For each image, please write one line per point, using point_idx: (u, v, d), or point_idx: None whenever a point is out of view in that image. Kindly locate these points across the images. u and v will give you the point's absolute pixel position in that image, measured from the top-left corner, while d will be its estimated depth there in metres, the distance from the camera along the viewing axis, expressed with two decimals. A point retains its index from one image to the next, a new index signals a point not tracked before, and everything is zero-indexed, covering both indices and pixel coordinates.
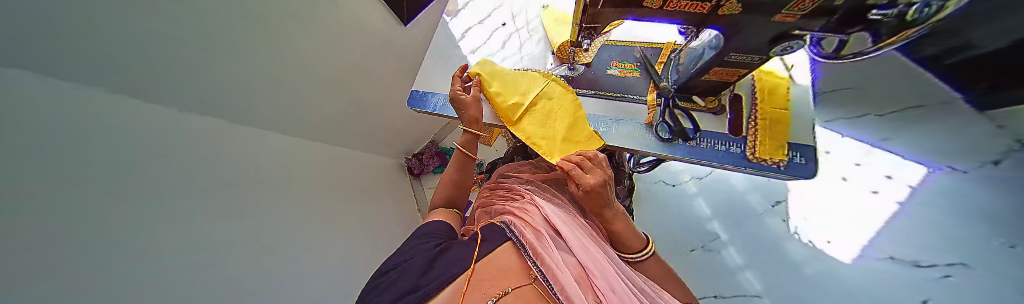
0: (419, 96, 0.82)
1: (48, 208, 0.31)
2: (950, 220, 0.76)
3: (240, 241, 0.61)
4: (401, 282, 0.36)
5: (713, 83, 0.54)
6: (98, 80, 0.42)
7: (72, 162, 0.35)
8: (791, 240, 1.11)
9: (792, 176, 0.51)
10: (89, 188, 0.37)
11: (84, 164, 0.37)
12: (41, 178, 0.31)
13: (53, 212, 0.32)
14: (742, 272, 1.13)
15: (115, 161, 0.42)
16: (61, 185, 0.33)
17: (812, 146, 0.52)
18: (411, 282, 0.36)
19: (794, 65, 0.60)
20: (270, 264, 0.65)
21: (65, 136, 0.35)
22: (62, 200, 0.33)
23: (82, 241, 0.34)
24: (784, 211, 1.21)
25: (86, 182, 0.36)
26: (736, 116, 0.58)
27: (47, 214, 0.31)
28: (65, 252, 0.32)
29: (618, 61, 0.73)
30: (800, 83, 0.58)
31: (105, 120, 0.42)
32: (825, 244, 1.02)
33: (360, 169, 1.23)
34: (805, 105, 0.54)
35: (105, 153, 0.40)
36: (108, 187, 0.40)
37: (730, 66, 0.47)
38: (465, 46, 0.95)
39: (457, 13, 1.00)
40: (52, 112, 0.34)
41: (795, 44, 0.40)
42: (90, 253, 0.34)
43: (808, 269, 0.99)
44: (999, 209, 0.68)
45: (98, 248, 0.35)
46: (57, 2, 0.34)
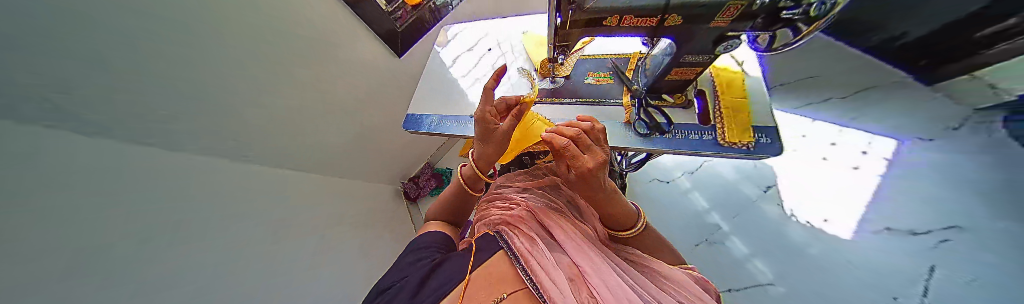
0: (415, 118, 0.88)
1: (49, 254, 0.31)
2: (939, 189, 0.87)
3: (237, 278, 0.59)
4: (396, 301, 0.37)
5: (677, 81, 0.61)
6: (94, 125, 0.43)
7: (70, 204, 0.36)
8: (791, 223, 1.12)
9: (762, 155, 0.55)
10: (86, 228, 0.37)
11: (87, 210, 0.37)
12: (37, 221, 0.31)
13: (51, 253, 0.32)
14: (752, 262, 1.10)
15: (116, 203, 0.43)
16: (60, 225, 0.34)
17: (773, 127, 0.58)
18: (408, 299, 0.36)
19: (744, 61, 0.70)
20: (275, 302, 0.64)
21: (65, 180, 0.36)
22: (60, 241, 0.33)
23: (89, 285, 0.34)
24: (779, 194, 1.20)
25: (95, 223, 0.38)
26: (703, 107, 0.64)
27: (45, 263, 0.31)
28: (66, 289, 0.32)
29: (593, 71, 0.81)
30: (752, 75, 0.66)
31: (98, 164, 0.43)
32: (823, 223, 1.06)
33: (362, 200, 1.26)
34: (758, 92, 0.63)
35: (112, 198, 0.42)
36: (108, 226, 0.40)
37: (687, 66, 0.54)
38: (454, 70, 1.01)
39: (447, 44, 1.09)
40: (53, 163, 0.35)
41: (734, 43, 0.47)
42: (90, 290, 0.34)
43: (813, 249, 1.03)
44: (992, 179, 0.78)
45: (96, 287, 0.35)
46: (79, 61, 0.37)
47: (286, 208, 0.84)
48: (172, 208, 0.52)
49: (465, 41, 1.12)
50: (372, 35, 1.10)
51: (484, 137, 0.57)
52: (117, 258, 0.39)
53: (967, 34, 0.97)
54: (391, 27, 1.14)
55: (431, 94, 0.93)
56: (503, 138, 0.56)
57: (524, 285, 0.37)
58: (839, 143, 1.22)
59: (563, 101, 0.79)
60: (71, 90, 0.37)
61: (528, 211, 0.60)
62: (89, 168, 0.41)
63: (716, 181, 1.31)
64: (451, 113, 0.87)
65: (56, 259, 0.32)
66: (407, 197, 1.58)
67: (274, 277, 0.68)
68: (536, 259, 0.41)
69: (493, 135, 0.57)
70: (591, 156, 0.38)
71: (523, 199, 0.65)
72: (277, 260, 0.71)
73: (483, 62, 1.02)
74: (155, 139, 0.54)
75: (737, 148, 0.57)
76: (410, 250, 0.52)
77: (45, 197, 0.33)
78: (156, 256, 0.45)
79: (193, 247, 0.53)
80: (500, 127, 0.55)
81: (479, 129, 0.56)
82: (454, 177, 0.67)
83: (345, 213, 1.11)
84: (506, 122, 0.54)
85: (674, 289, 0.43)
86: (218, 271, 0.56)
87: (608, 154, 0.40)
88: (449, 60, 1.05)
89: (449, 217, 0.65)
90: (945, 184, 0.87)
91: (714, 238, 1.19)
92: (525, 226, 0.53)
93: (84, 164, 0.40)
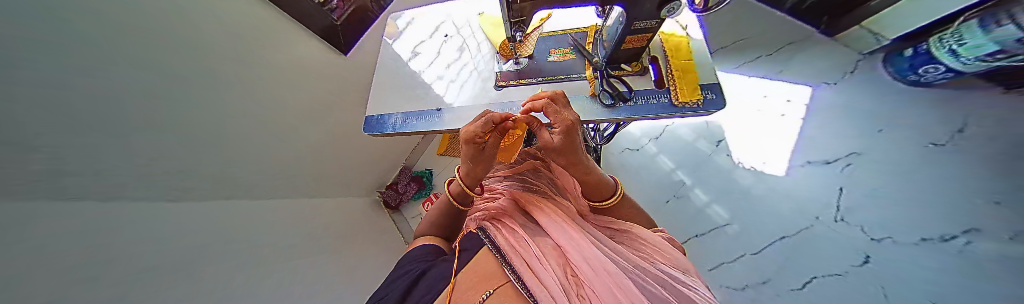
0: (376, 120, 0.81)
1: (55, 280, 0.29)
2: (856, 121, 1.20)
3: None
4: None
5: (633, 50, 0.64)
6: (99, 150, 0.39)
7: (51, 230, 0.31)
8: (739, 169, 1.26)
9: (708, 111, 0.61)
10: (69, 253, 0.32)
11: (77, 242, 0.34)
12: (24, 240, 0.27)
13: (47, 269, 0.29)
14: (711, 207, 1.22)
15: (92, 226, 0.37)
16: (60, 253, 0.31)
17: (716, 83, 0.64)
18: None
19: (687, 25, 0.75)
20: None
21: (52, 208, 0.33)
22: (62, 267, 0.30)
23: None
24: (728, 147, 1.32)
25: (87, 252, 0.34)
26: (658, 73, 0.68)
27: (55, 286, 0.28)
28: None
29: (555, 49, 0.81)
30: (695, 37, 0.72)
31: (85, 194, 0.38)
32: (762, 165, 1.24)
33: (338, 216, 1.16)
34: (701, 53, 0.69)
35: (94, 228, 0.37)
36: (93, 250, 0.36)
37: (640, 33, 0.57)
38: (411, 64, 0.93)
39: (398, 34, 1.00)
40: (42, 189, 0.32)
41: (675, 6, 0.51)
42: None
43: (755, 190, 1.20)
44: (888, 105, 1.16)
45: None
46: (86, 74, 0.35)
47: (263, 228, 0.75)
48: (147, 232, 0.45)
49: (417, 30, 1.01)
50: (309, 34, 0.96)
51: (474, 157, 0.51)
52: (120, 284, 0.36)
53: None
54: (329, 22, 1.01)
55: (389, 92, 0.86)
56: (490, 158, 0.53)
57: (509, 279, 0.37)
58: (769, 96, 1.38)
59: (530, 82, 0.79)
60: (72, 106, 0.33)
61: (509, 200, 0.59)
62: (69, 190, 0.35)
63: (677, 143, 1.39)
64: (417, 109, 0.81)
65: (50, 279, 0.28)
66: (387, 206, 1.48)
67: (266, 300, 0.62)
68: (519, 252, 0.42)
69: (480, 156, 0.52)
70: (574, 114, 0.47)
71: (506, 189, 0.64)
72: (264, 282, 0.65)
73: (440, 51, 0.95)
74: (137, 165, 0.46)
75: (688, 107, 0.62)
76: (399, 264, 0.50)
77: (29, 218, 0.29)
78: (146, 282, 0.40)
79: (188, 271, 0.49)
80: (489, 146, 0.51)
81: (467, 150, 0.50)
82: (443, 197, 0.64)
83: (326, 230, 1.03)
84: (495, 141, 0.51)
85: (651, 252, 0.47)
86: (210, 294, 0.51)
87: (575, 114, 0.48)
88: (405, 52, 0.96)
89: (437, 229, 0.63)
90: (861, 115, 1.21)
91: (679, 193, 1.28)
92: (508, 218, 0.52)
93: (63, 186, 0.35)
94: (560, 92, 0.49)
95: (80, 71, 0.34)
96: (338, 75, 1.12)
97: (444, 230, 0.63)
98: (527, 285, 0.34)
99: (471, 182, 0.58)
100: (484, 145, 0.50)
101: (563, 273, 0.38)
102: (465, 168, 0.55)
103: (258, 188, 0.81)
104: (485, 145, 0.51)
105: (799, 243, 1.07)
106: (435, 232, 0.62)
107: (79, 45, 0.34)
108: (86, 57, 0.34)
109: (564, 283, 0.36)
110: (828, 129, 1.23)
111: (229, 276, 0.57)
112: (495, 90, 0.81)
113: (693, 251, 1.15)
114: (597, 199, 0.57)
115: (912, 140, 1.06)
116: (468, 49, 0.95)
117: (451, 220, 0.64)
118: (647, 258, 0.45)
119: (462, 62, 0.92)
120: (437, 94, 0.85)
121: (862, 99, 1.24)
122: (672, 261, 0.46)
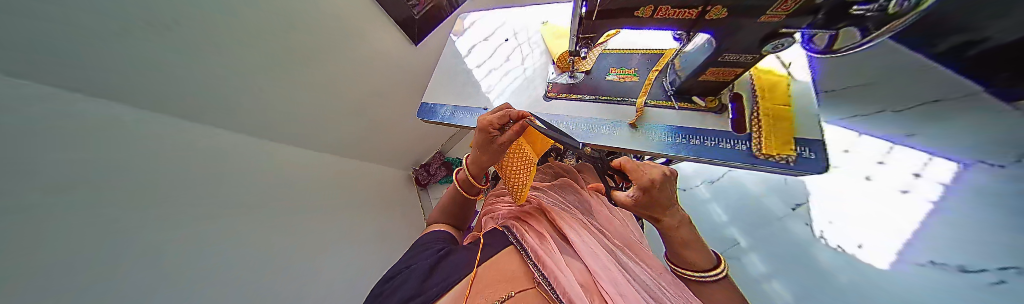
0: (428, 108, 0.89)
1: (49, 216, 0.31)
2: None
3: (253, 250, 0.61)
4: (404, 287, 0.36)
5: (711, 83, 0.58)
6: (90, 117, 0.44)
7: (51, 167, 0.33)
8: (819, 247, 0.94)
9: (800, 171, 0.50)
10: (89, 190, 0.37)
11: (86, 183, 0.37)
12: (46, 196, 0.31)
13: (40, 213, 0.30)
14: (768, 283, 0.99)
15: (141, 174, 0.45)
16: (64, 191, 0.34)
17: (819, 140, 0.52)
18: (416, 285, 0.36)
19: (791, 64, 0.63)
20: (286, 272, 0.66)
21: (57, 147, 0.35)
22: (63, 203, 0.33)
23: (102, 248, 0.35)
24: (809, 214, 1.03)
25: (96, 192, 0.38)
26: (738, 114, 0.59)
27: (49, 224, 0.31)
28: (82, 242, 0.33)
29: (616, 68, 0.77)
30: (800, 79, 0.60)
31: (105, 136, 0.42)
32: (856, 249, 0.86)
33: (375, 182, 1.30)
34: (806, 99, 0.56)
35: (117, 169, 0.42)
36: (104, 191, 0.39)
37: (725, 66, 0.51)
38: (470, 60, 0.98)
39: (465, 32, 1.07)
40: (47, 128, 0.34)
41: (786, 42, 0.43)
42: (109, 251, 0.36)
43: (842, 276, 0.85)
44: None
45: (117, 250, 0.37)
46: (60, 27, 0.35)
47: (300, 185, 0.87)
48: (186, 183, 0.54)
49: (483, 31, 1.07)
50: (389, 21, 1.12)
51: (484, 146, 0.56)
52: (133, 223, 0.41)
53: None
54: (409, 14, 1.15)
55: (445, 83, 0.93)
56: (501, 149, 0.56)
57: (534, 285, 0.37)
58: None
59: (582, 98, 0.76)
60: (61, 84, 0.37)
61: (539, 207, 0.59)
62: (114, 145, 0.43)
63: (735, 193, 1.26)
64: (465, 104, 0.86)
65: (73, 214, 0.34)
66: (417, 183, 1.61)
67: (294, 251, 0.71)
68: (547, 255, 0.40)
69: (490, 146, 0.56)
70: (648, 177, 0.34)
71: (537, 196, 0.63)
72: (295, 232, 0.75)
73: (499, 52, 0.98)
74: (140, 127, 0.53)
75: (774, 161, 0.52)
76: (417, 244, 0.51)
77: (78, 171, 0.36)
78: (174, 224, 0.48)
79: (207, 216, 0.55)
80: (500, 139, 0.55)
81: (480, 136, 0.55)
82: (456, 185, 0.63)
83: (361, 193, 1.15)
84: (508, 136, 0.54)
85: None
86: (240, 243, 0.59)
87: (653, 176, 0.34)
88: (465, 49, 1.02)
89: (449, 217, 0.63)
90: None
91: (729, 253, 1.13)
92: (537, 223, 0.51)
93: (105, 132, 0.43)
94: (630, 161, 0.36)
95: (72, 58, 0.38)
96: (399, 57, 1.24)
97: (457, 219, 0.64)
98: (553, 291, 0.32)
99: (476, 170, 0.59)
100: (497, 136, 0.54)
101: (589, 296, 0.35)
102: (474, 153, 0.59)
103: (301, 148, 0.97)
104: (497, 137, 0.55)
105: None
106: (455, 221, 0.64)
107: (66, 39, 0.37)
108: (70, 51, 0.38)
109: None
110: None
111: (259, 225, 0.66)
112: (543, 100, 0.80)
113: None
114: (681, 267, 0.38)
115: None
116: (526, 54, 0.96)
117: (463, 210, 0.64)
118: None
119: (516, 66, 0.93)
120: (487, 93, 0.88)
121: None
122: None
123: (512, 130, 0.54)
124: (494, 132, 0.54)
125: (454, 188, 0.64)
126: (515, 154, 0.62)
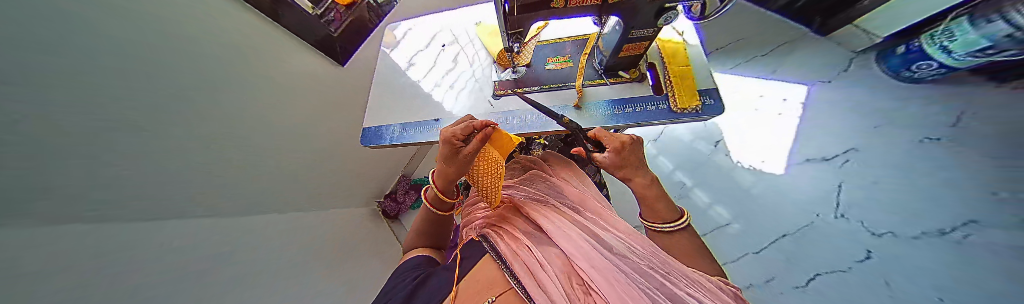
0: (373, 132, 0.81)
1: None
2: None
3: None
4: None
5: (630, 57, 0.66)
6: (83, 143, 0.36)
7: None
8: (740, 170, 1.24)
9: (708, 115, 0.62)
10: None
11: None
12: None
13: None
14: (713, 209, 1.23)
15: None
16: None
17: (714, 88, 0.65)
18: None
19: (684, 31, 0.76)
20: None
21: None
22: None
23: None
24: (726, 147, 1.30)
25: None
26: (655, 80, 0.69)
27: None
28: None
29: (552, 57, 0.81)
30: (692, 43, 0.73)
31: None
32: (761, 164, 1.20)
33: (337, 226, 1.14)
34: (699, 58, 0.69)
35: None
36: None
37: (636, 42, 0.59)
38: (409, 73, 0.92)
39: (396, 44, 1.00)
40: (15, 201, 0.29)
41: (672, 14, 0.51)
42: None
43: (755, 190, 1.18)
44: None
45: None
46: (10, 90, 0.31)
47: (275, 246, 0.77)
48: (147, 250, 0.44)
49: (415, 40, 1.01)
50: (304, 44, 0.97)
51: (449, 159, 0.54)
52: None
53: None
54: (326, 32, 1.04)
55: (386, 103, 0.87)
56: (466, 158, 0.54)
57: (511, 286, 0.36)
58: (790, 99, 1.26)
59: (528, 91, 0.79)
60: (64, 96, 0.33)
61: (513, 208, 0.59)
62: None
63: (673, 143, 1.42)
64: (413, 121, 0.81)
65: None
66: (387, 216, 1.47)
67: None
68: (521, 257, 0.41)
69: (456, 157, 0.54)
70: (617, 138, 0.47)
71: (510, 196, 0.63)
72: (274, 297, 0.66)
73: (438, 60, 0.95)
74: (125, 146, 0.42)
75: (688, 112, 0.63)
76: (395, 273, 0.48)
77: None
78: None
79: None
80: (466, 149, 0.53)
81: (444, 149, 0.53)
82: (426, 204, 0.61)
83: (321, 243, 1.00)
84: (472, 146, 0.52)
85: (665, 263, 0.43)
86: None
87: (625, 136, 0.47)
88: (402, 62, 0.95)
89: (426, 238, 0.60)
90: None
91: (677, 194, 1.30)
92: (511, 226, 0.51)
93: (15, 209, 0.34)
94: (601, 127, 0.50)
95: (68, 71, 0.33)
96: (329, 84, 1.10)
97: (435, 237, 0.61)
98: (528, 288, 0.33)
99: (444, 185, 0.58)
100: (461, 147, 0.52)
101: (567, 280, 0.37)
102: (440, 167, 0.57)
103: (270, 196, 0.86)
104: (463, 147, 0.53)
105: (804, 244, 1.01)
106: (435, 241, 0.61)
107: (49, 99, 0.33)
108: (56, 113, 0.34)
109: (570, 289, 0.35)
110: None
111: None
112: (493, 100, 0.81)
113: (720, 240, 1.17)
114: (655, 221, 0.48)
115: (899, 141, 0.91)
116: (465, 58, 0.94)
117: (440, 227, 0.62)
118: (669, 278, 0.38)
119: (458, 71, 0.91)
120: (434, 104, 0.84)
121: None
122: (717, 296, 0.35)
123: (476, 139, 0.51)
124: (459, 143, 0.52)
125: (427, 208, 0.61)
126: (488, 159, 0.61)
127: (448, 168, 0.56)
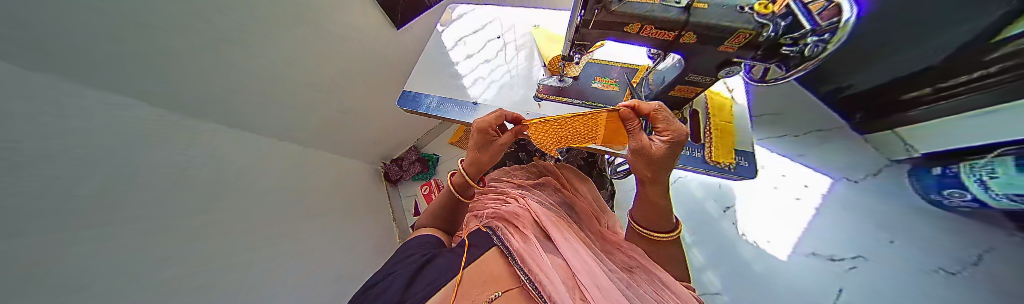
0: (411, 97, 0.84)
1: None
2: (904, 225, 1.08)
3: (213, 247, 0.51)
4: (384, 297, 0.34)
5: (678, 98, 0.67)
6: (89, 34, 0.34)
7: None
8: (742, 242, 1.19)
9: (740, 176, 0.62)
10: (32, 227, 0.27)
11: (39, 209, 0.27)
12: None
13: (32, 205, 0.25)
14: (706, 272, 1.15)
15: None
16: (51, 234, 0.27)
17: (752, 152, 0.65)
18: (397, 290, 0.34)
19: (733, 89, 0.77)
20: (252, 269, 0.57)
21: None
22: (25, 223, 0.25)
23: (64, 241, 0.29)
24: (735, 215, 1.25)
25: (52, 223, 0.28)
26: (696, 127, 0.70)
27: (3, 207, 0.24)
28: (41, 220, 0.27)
29: (600, 76, 0.83)
30: (739, 102, 0.73)
31: None
32: (766, 244, 1.16)
33: (343, 177, 1.16)
34: (743, 119, 0.70)
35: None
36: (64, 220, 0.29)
37: (689, 84, 0.61)
38: (459, 53, 0.96)
39: (452, 23, 1.04)
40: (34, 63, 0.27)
41: (735, 69, 0.55)
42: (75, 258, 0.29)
43: (757, 267, 1.12)
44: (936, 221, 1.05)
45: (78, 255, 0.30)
46: None
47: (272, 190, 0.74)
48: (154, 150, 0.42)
49: (471, 24, 1.05)
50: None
51: (482, 147, 0.56)
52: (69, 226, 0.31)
53: (903, 105, 1.11)
54: None
55: (431, 74, 0.90)
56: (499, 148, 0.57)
57: (518, 283, 0.36)
58: (812, 186, 1.23)
59: (569, 102, 0.82)
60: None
61: (525, 208, 0.58)
62: None
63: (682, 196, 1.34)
64: (453, 96, 0.84)
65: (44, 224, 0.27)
66: (389, 179, 1.48)
67: (269, 243, 0.64)
68: (529, 257, 0.41)
69: (489, 146, 0.57)
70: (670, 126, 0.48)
71: (521, 195, 0.63)
72: (271, 225, 0.68)
73: (488, 49, 0.98)
74: (138, 83, 0.43)
75: (720, 167, 0.64)
76: (402, 248, 0.48)
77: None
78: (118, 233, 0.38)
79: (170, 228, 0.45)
80: (500, 140, 0.56)
81: (477, 138, 0.55)
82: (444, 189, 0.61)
83: (326, 188, 1.01)
84: (507, 138, 0.57)
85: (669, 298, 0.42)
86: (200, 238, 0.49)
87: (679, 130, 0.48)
88: (454, 41, 0.99)
89: (438, 221, 0.60)
90: (912, 216, 1.09)
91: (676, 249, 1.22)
92: (521, 224, 0.51)
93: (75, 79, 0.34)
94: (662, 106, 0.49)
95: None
96: (377, 42, 1.13)
97: (446, 223, 0.61)
98: (537, 288, 0.34)
99: (474, 172, 0.57)
100: (498, 137, 0.56)
101: (572, 292, 0.37)
102: (469, 155, 0.57)
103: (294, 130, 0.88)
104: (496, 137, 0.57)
105: None
106: (445, 224, 0.60)
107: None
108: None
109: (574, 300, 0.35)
110: (848, 225, 1.12)
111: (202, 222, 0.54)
112: (532, 100, 0.84)
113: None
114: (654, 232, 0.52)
115: (910, 260, 1.00)
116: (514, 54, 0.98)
117: (453, 213, 0.61)
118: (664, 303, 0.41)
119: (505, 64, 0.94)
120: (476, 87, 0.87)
121: (912, 207, 1.10)
122: None
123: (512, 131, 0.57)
124: (493, 132, 0.56)
125: (443, 194, 0.61)
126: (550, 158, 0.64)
127: (478, 156, 0.56)
